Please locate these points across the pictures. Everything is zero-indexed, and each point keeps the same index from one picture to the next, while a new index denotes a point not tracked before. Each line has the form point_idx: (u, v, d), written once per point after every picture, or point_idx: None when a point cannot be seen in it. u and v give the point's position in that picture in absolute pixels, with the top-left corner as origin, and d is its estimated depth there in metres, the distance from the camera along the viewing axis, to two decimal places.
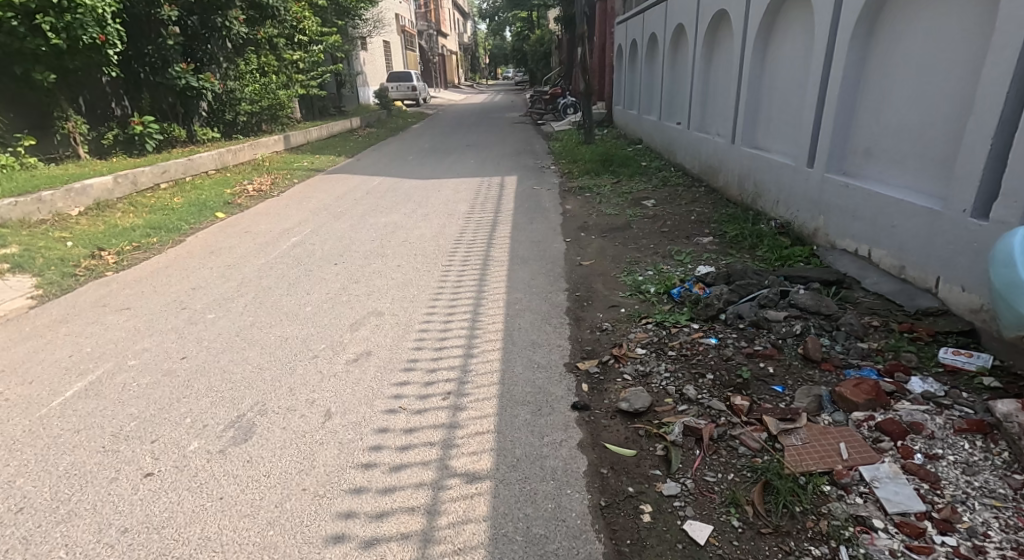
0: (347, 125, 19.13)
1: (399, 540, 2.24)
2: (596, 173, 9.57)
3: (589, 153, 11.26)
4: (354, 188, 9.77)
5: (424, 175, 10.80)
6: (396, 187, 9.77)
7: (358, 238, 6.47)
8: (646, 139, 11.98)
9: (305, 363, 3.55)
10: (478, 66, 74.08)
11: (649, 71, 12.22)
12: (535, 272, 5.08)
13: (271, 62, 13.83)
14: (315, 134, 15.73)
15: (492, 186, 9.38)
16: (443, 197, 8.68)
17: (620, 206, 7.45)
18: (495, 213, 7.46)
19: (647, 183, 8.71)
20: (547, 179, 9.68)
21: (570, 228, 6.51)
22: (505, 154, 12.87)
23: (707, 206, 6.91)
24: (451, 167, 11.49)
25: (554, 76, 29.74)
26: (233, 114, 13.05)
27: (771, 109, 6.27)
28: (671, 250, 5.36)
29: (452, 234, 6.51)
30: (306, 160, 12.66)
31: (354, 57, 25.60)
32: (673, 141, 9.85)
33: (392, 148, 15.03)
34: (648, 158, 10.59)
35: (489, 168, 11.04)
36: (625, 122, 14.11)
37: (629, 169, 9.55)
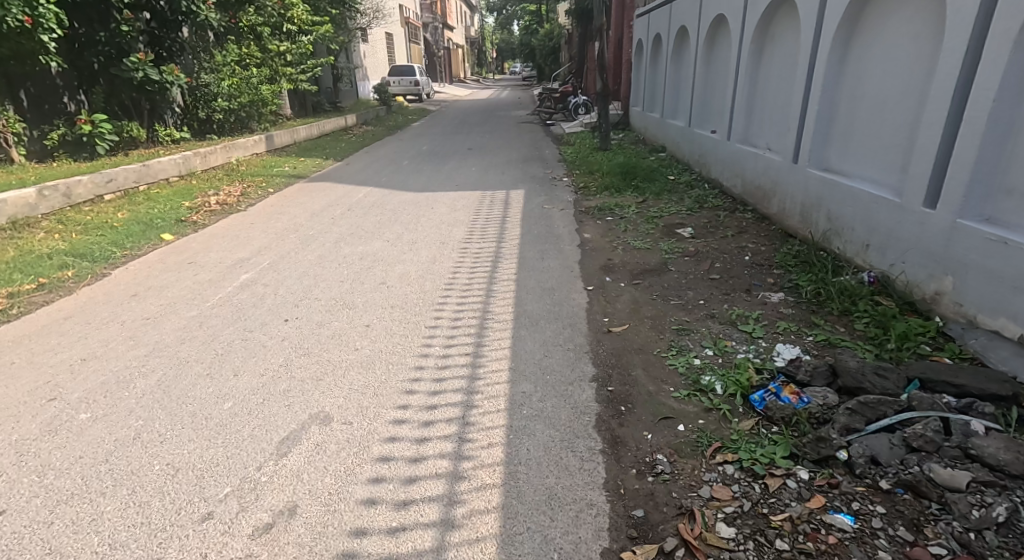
0: (341, 123, 17.78)
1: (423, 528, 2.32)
2: (617, 188, 8.24)
3: (608, 163, 9.91)
4: (336, 201, 8.45)
5: (419, 185, 9.47)
6: (384, 200, 8.47)
7: (325, 275, 5.20)
8: (672, 148, 10.63)
9: (191, 531, 2.28)
10: (484, 60, 72.43)
11: (676, 70, 10.86)
12: (549, 342, 3.81)
13: (254, 53, 12.79)
14: (303, 134, 14.37)
15: (493, 202, 8.06)
16: (436, 215, 7.38)
17: (650, 237, 6.14)
18: (498, 240, 6.17)
19: (678, 204, 7.40)
20: (559, 194, 8.35)
21: (590, 268, 5.21)
22: (512, 161, 11.51)
23: (762, 241, 5.61)
24: (450, 175, 10.16)
25: (563, 74, 28.39)
26: (208, 111, 11.76)
27: (852, 123, 4.92)
28: (728, 312, 4.07)
29: (443, 272, 5.23)
30: (288, 165, 11.33)
31: (352, 49, 24.08)
32: (707, 155, 8.51)
33: (386, 151, 13.72)
34: (676, 171, 9.24)
35: (492, 178, 9.70)
36: (645, 126, 12.79)
37: (655, 185, 8.24)
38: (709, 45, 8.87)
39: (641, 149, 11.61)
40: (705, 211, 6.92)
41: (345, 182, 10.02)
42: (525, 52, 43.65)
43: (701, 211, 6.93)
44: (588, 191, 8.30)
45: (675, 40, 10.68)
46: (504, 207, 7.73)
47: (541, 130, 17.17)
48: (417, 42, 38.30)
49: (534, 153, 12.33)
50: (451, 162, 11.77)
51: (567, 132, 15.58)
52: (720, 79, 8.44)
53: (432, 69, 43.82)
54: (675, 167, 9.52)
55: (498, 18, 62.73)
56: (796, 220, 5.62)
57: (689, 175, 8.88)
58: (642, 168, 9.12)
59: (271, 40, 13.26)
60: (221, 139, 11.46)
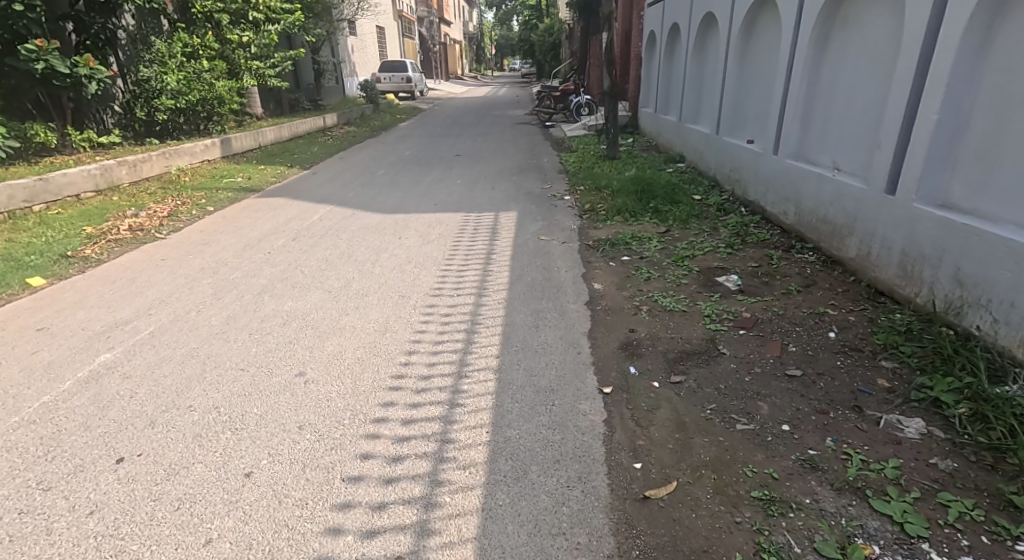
0: (318, 123, 16.17)
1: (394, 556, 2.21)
2: (634, 213, 6.68)
3: (617, 177, 8.33)
4: (282, 225, 6.86)
5: (388, 202, 7.87)
6: (342, 223, 6.87)
7: (222, 354, 3.64)
8: (693, 159, 9.08)
9: None
10: (483, 57, 70.62)
11: (698, 66, 9.28)
12: (541, 530, 2.27)
13: (211, 45, 11.37)
14: (268, 136, 12.78)
15: (475, 229, 6.48)
16: (401, 248, 5.80)
17: (685, 291, 4.58)
18: (478, 293, 4.62)
19: (712, 238, 5.84)
20: (558, 218, 6.78)
21: (606, 349, 3.66)
22: (503, 171, 9.92)
23: (846, 302, 4.06)
24: (430, 190, 8.59)
25: (563, 69, 26.85)
26: (151, 110, 10.18)
27: (994, 142, 3.37)
28: (841, 459, 2.51)
29: (394, 352, 3.67)
30: (241, 175, 9.77)
31: (336, 40, 22.38)
32: (744, 170, 6.95)
33: (363, 157, 12.16)
34: (702, 189, 7.69)
35: (478, 195, 8.10)
36: (659, 130, 11.23)
37: (680, 208, 6.68)
38: (738, 38, 7.33)
39: (655, 159, 10.05)
40: (751, 249, 5.37)
41: (303, 197, 8.41)
42: (523, 48, 42.03)
43: (745, 250, 5.36)
44: (596, 215, 6.73)
45: (699, 32, 9.09)
46: (489, 237, 6.15)
47: (539, 132, 15.57)
48: (411, 35, 36.62)
49: (530, 161, 10.72)
50: (434, 172, 10.17)
51: (568, 135, 14.03)
52: (757, 78, 6.90)
53: (428, 64, 42.11)
54: (698, 183, 7.97)
55: (500, 12, 60.89)
56: (887, 271, 4.09)
57: (718, 195, 7.33)
58: (662, 184, 7.56)
59: (229, 26, 11.91)
60: (165, 144, 9.89)
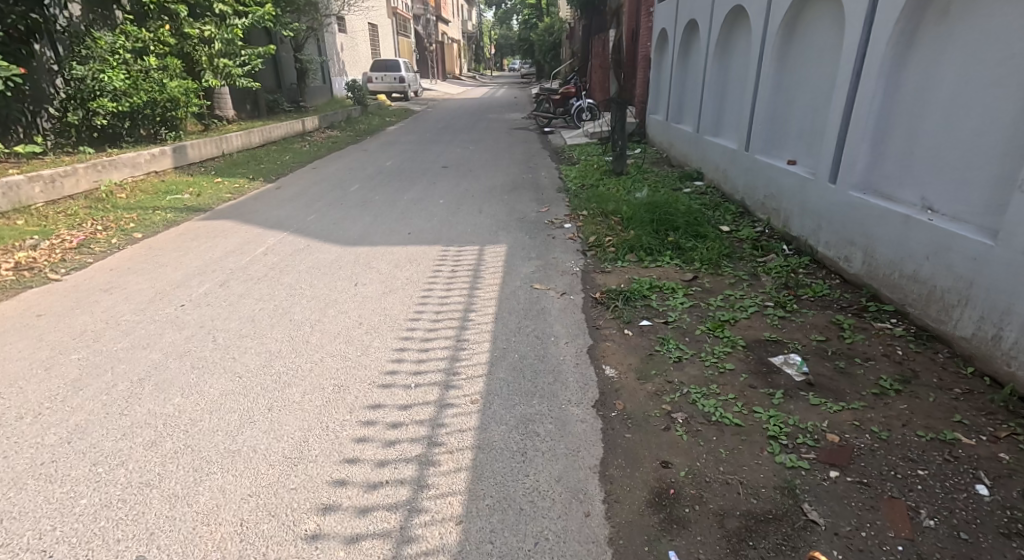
0: (296, 127, 14.96)
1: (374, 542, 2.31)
2: (651, 250, 5.47)
3: (629, 199, 7.11)
4: (217, 259, 5.62)
5: (352, 229, 6.61)
6: (290, 258, 5.64)
7: (31, 510, 2.41)
8: (714, 178, 7.85)
9: None
10: (482, 56, 69.38)
11: (722, 72, 8.03)
12: None
13: (166, 39, 10.17)
14: (234, 142, 11.55)
15: (451, 270, 5.24)
16: (352, 299, 4.55)
17: (734, 379, 3.31)
18: (443, 384, 3.36)
19: (755, 290, 4.58)
20: (556, 256, 5.53)
21: (630, 506, 2.41)
22: (492, 187, 8.67)
23: (977, 417, 2.79)
24: (405, 212, 7.35)
25: (564, 69, 25.71)
26: (89, 112, 8.95)
27: None
28: None
29: (301, 510, 2.43)
30: (191, 190, 8.55)
31: (322, 37, 21.14)
32: (785, 199, 5.68)
33: (338, 169, 10.92)
34: (729, 218, 6.43)
35: (461, 220, 6.85)
36: (671, 142, 9.99)
37: (708, 247, 5.43)
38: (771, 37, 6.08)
39: (668, 176, 8.80)
40: (810, 310, 4.10)
41: (255, 219, 7.17)
42: (523, 48, 40.81)
43: (802, 310, 4.10)
44: (604, 253, 5.48)
45: (722, 30, 7.82)
46: (468, 283, 4.90)
47: (537, 139, 14.36)
48: (407, 35, 35.51)
49: (525, 176, 9.48)
50: (414, 188, 8.93)
51: (569, 143, 12.79)
52: (802, 87, 5.65)
53: (424, 64, 40.86)
54: (725, 210, 6.71)
55: (501, 10, 59.61)
56: None
57: (751, 227, 6.07)
58: (683, 212, 6.33)
59: (187, 18, 10.77)
60: (104, 153, 8.69)
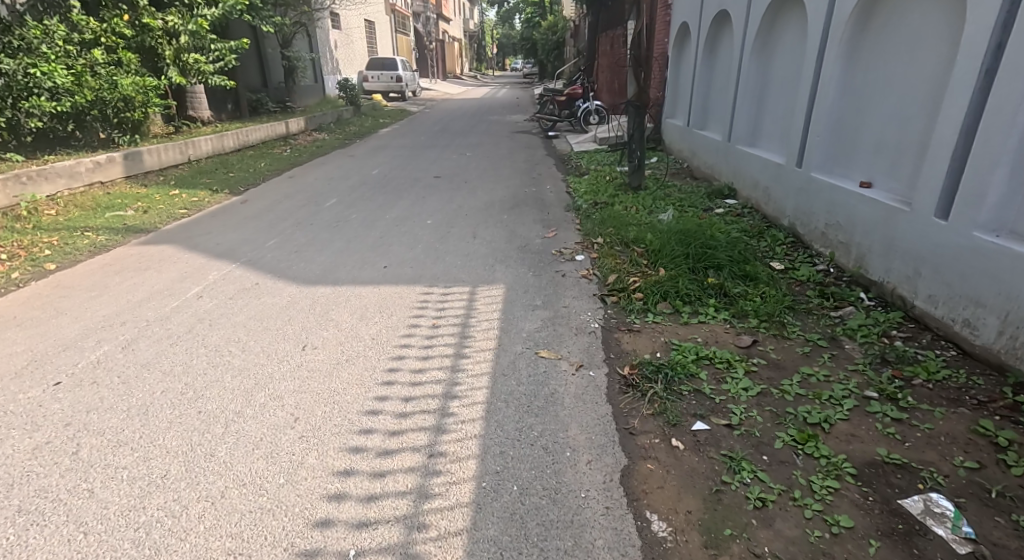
0: (279, 129, 13.79)
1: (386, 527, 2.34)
2: (690, 297, 4.34)
3: (655, 225, 5.98)
4: (136, 303, 4.44)
5: (316, 260, 5.41)
6: (229, 303, 4.45)
7: None
8: (752, 198, 6.68)
9: None
10: (483, 56, 68.18)
11: (758, 76, 6.90)
12: None
13: (123, 30, 9.01)
14: (203, 147, 10.36)
15: (432, 324, 4.07)
16: (293, 375, 3.38)
17: (857, 549, 2.18)
18: (399, 555, 2.22)
19: (840, 363, 3.39)
20: (567, 304, 4.36)
21: None
22: (489, 203, 7.48)
23: None
24: (384, 237, 6.16)
25: (567, 69, 24.56)
26: (24, 112, 7.76)
27: None
28: None
29: None
30: (138, 205, 7.36)
31: (312, 31, 19.92)
32: (858, 232, 4.50)
33: (316, 179, 9.73)
34: (780, 251, 5.24)
35: (450, 250, 5.66)
36: (696, 153, 8.84)
37: (764, 296, 4.28)
38: (833, 28, 4.93)
39: (694, 192, 7.63)
40: (934, 406, 2.90)
41: (202, 244, 5.97)
42: (525, 47, 39.61)
43: (923, 405, 2.91)
44: (629, 299, 4.34)
45: (762, 23, 6.65)
46: (451, 347, 3.73)
47: (540, 144, 13.17)
48: (405, 32, 34.26)
49: (527, 189, 8.29)
50: (400, 203, 7.74)
51: (576, 150, 11.62)
52: (880, 90, 4.52)
53: (423, 62, 39.61)
54: (774, 239, 5.51)
55: (502, 9, 58.66)
56: None
57: (810, 264, 4.88)
58: (724, 244, 5.18)
59: (148, 7, 9.63)
60: (39, 160, 7.50)
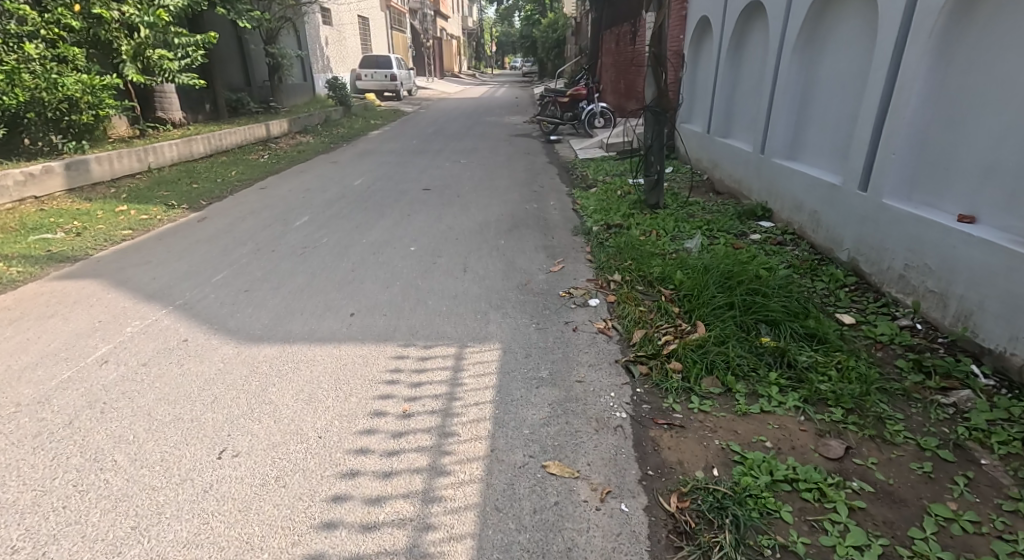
0: (260, 132, 12.78)
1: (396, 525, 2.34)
2: (743, 370, 3.32)
3: (683, 260, 4.95)
4: (16, 372, 3.40)
5: (269, 306, 4.37)
6: (137, 370, 3.40)
7: None
8: (794, 224, 5.66)
9: None
10: (482, 54, 67.03)
11: (799, 79, 5.88)
12: None
13: (71, 21, 7.96)
14: (167, 154, 9.34)
15: (402, 411, 3.04)
16: (194, 510, 2.39)
17: None
18: None
19: (985, 495, 2.41)
20: (582, 380, 3.33)
21: None
22: (484, 225, 6.45)
23: None
24: (356, 271, 5.13)
25: (570, 67, 23.57)
26: None
27: None
28: None
29: None
30: (73, 224, 6.35)
31: (301, 27, 18.89)
32: (960, 282, 3.48)
33: (292, 191, 8.70)
34: (844, 296, 4.20)
35: (434, 291, 4.62)
36: (719, 165, 7.82)
37: (840, 369, 3.26)
38: (915, 19, 3.92)
39: (721, 212, 6.60)
40: None
41: (132, 279, 4.93)
42: (525, 45, 38.60)
43: None
44: (663, 373, 3.34)
45: (805, 15, 5.62)
46: (425, 453, 2.72)
47: (543, 150, 12.17)
48: (401, 28, 33.08)
49: (529, 206, 7.28)
50: (382, 223, 6.70)
51: (582, 157, 10.63)
52: (989, 98, 3.51)
53: (420, 59, 38.51)
54: (833, 280, 4.47)
55: (502, 7, 57.65)
56: None
57: (888, 318, 3.84)
58: (776, 290, 4.13)
59: None
60: None
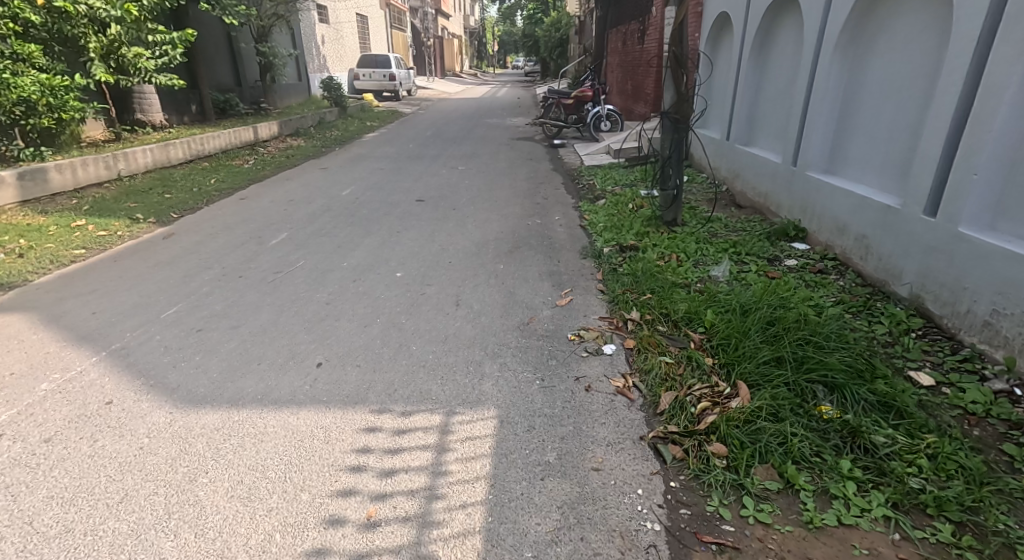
0: (248, 137, 12.11)
1: (399, 522, 2.37)
2: (809, 458, 2.60)
3: (713, 293, 4.23)
4: None
5: (220, 353, 3.64)
6: (35, 450, 2.70)
7: None
8: (837, 249, 4.94)
9: None
10: (484, 54, 66.36)
11: (839, 84, 5.17)
12: None
13: (29, 16, 7.27)
14: (140, 160, 8.65)
15: (366, 516, 2.40)
16: None
17: None
18: None
19: None
20: (599, 466, 2.65)
21: None
22: (481, 246, 5.76)
23: None
24: (332, 304, 4.43)
25: (573, 68, 22.92)
26: None
27: None
28: None
29: None
30: (17, 242, 5.64)
31: (295, 25, 18.18)
32: None
33: (275, 201, 7.99)
34: (913, 345, 3.48)
35: (420, 332, 3.94)
36: (741, 177, 7.09)
37: (932, 457, 2.57)
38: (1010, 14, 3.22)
39: (749, 231, 5.89)
40: None
41: (68, 313, 4.23)
42: (527, 46, 37.93)
43: None
44: (704, 459, 2.63)
45: (846, 12, 4.91)
46: None
47: (546, 155, 11.48)
48: (400, 27, 32.37)
49: (531, 221, 6.59)
50: (368, 242, 6.01)
51: (589, 164, 9.93)
52: None
53: (419, 58, 37.79)
54: (896, 322, 3.75)
55: (504, 7, 57.06)
56: None
57: (975, 379, 3.14)
58: (831, 338, 3.42)
59: None
60: None
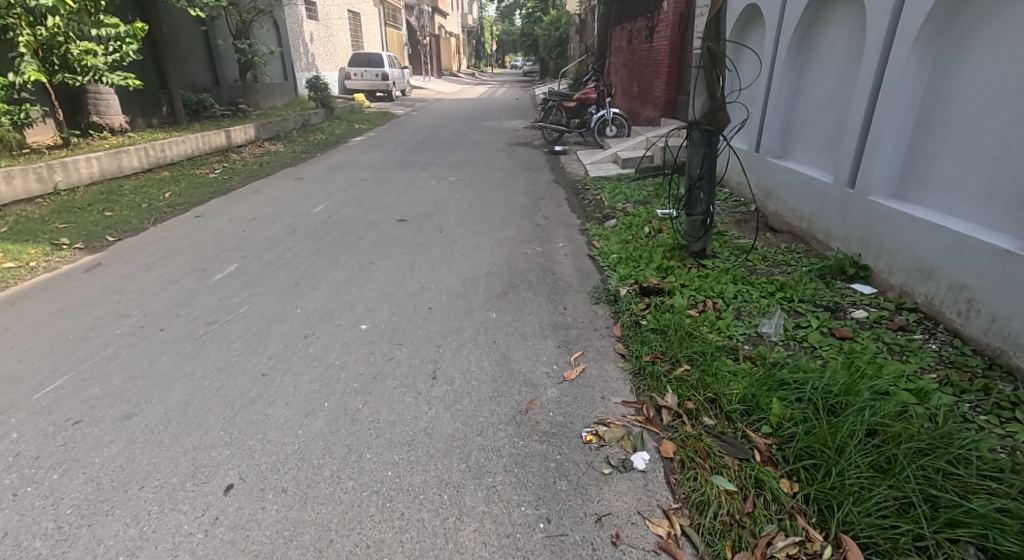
0: (220, 141, 11.03)
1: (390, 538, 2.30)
2: None
3: (774, 367, 3.15)
4: None
5: (90, 468, 2.57)
6: None
7: None
8: (920, 301, 3.88)
9: None
10: (482, 54, 65.26)
11: (915, 91, 4.09)
12: None
13: None
14: (82, 170, 7.55)
15: None
16: None
17: None
18: None
19: None
20: None
21: None
22: (469, 283, 4.70)
23: None
24: (271, 374, 3.38)
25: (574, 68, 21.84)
26: None
27: None
28: None
29: None
30: None
31: (279, 21, 17.06)
32: None
33: (235, 218, 6.93)
34: None
35: (380, 428, 2.88)
36: (777, 196, 6.02)
37: None
38: None
39: (795, 267, 4.83)
40: None
41: None
42: (526, 45, 36.82)
43: None
44: None
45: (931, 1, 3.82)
46: None
47: (546, 163, 10.41)
48: (395, 25, 31.27)
49: (531, 249, 5.52)
50: (332, 277, 4.94)
51: (595, 175, 8.86)
52: None
53: (414, 57, 36.68)
54: None
55: (503, 6, 56.07)
56: None
57: None
58: (972, 465, 2.33)
59: None
60: None
